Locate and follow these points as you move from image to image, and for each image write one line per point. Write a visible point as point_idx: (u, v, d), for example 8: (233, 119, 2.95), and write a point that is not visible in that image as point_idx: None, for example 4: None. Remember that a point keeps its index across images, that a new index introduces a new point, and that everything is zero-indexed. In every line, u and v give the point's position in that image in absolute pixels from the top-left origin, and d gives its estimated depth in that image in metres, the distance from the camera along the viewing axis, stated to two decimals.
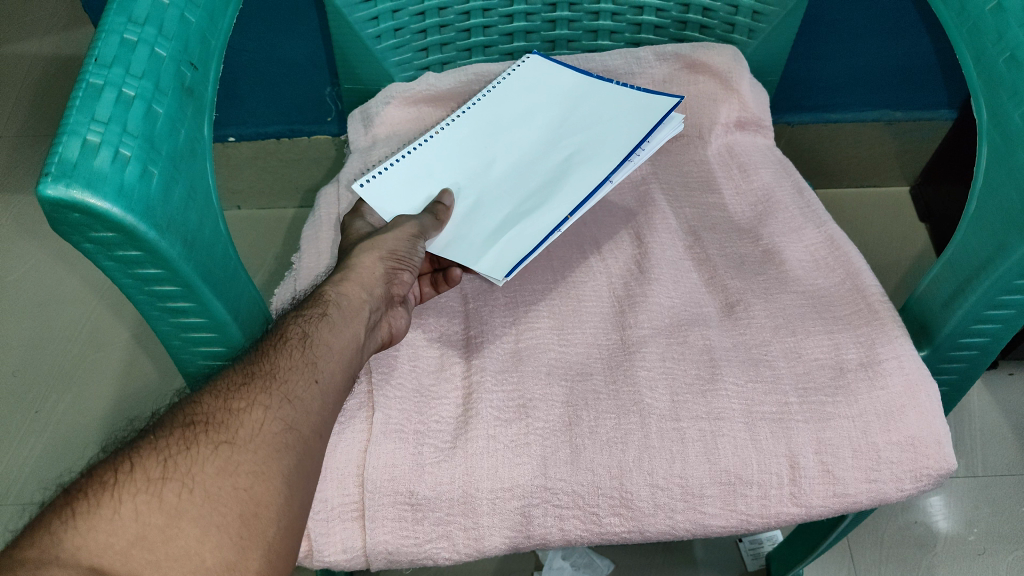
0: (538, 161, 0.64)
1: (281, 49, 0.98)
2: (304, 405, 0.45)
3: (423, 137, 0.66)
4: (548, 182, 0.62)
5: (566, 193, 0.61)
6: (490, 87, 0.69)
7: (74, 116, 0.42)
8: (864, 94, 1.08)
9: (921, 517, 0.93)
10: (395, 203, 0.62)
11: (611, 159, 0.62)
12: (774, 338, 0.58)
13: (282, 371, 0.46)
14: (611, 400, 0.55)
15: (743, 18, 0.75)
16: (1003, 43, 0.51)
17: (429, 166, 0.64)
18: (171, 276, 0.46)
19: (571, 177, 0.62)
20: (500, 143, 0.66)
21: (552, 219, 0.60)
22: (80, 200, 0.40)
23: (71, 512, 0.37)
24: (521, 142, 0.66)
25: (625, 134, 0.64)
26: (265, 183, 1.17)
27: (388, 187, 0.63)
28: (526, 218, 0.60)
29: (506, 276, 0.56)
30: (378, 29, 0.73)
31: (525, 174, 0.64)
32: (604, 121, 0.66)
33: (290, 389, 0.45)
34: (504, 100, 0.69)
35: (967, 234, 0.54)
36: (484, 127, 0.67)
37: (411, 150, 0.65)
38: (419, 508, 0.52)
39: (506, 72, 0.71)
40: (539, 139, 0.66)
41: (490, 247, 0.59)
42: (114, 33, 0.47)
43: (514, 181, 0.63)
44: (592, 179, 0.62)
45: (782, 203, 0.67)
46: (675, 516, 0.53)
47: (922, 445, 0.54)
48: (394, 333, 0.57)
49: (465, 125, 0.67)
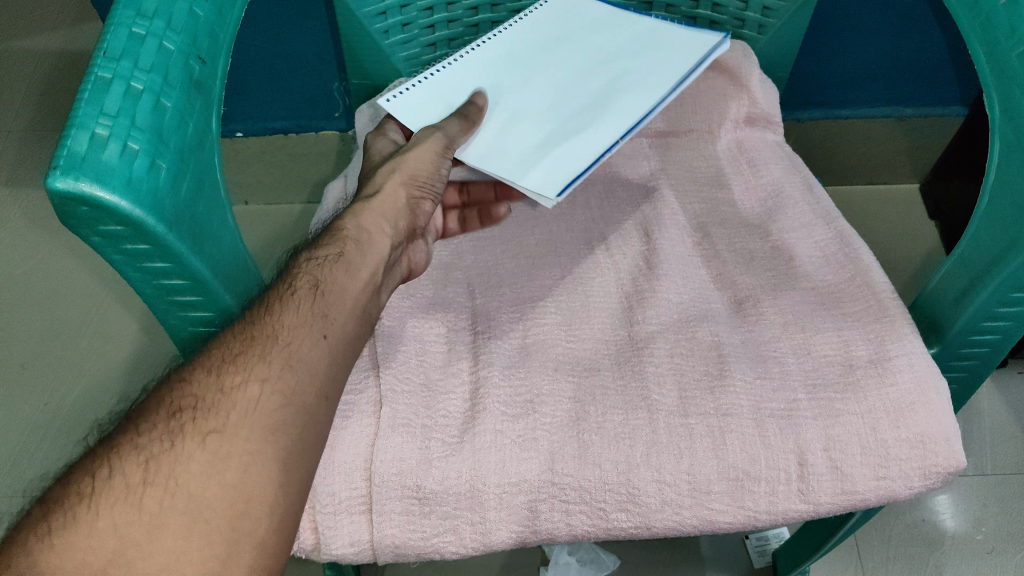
0: (575, 87, 0.63)
1: (290, 44, 0.98)
2: (308, 368, 0.45)
3: (451, 59, 0.65)
4: (588, 106, 0.61)
5: (610, 114, 0.59)
6: (519, 20, 0.68)
7: (83, 110, 0.42)
8: (875, 91, 1.07)
9: (928, 514, 0.93)
10: (424, 116, 0.60)
11: (656, 81, 0.61)
12: (783, 334, 0.58)
13: (289, 324, 0.45)
14: (618, 396, 0.55)
15: (753, 14, 0.75)
16: (1017, 37, 0.50)
17: (455, 84, 0.63)
18: (180, 269, 0.46)
19: (616, 98, 0.60)
20: (534, 69, 0.64)
21: (599, 138, 0.57)
22: (90, 193, 0.40)
23: (46, 529, 0.36)
24: (554, 64, 0.64)
25: (668, 63, 0.62)
26: (274, 178, 1.17)
27: (416, 103, 0.61)
28: (569, 140, 0.58)
29: (558, 194, 0.54)
30: (387, 23, 0.73)
31: (564, 99, 0.62)
32: (641, 52, 0.65)
33: (299, 347, 0.45)
34: (535, 34, 0.67)
35: (978, 229, 0.54)
36: (515, 55, 0.65)
37: (439, 68, 0.64)
38: (426, 502, 0.52)
39: (535, 6, 0.69)
40: (575, 66, 0.64)
41: (536, 165, 0.56)
42: (123, 26, 0.47)
43: (550, 105, 0.61)
44: (637, 99, 0.60)
45: (791, 198, 0.67)
46: (682, 511, 0.53)
47: (932, 442, 0.53)
48: (413, 268, 0.59)
49: (496, 53, 0.66)
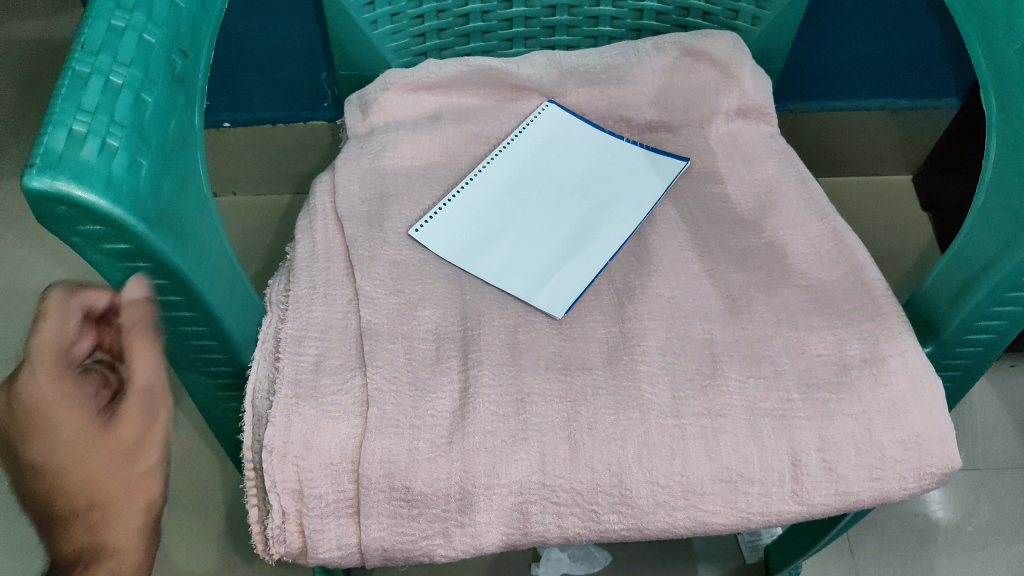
0: (575, 199, 0.67)
1: (276, 34, 0.96)
2: (156, 398, 0.42)
3: (465, 179, 0.68)
4: (586, 222, 0.66)
5: (603, 239, 0.64)
6: (520, 129, 0.71)
7: (60, 106, 0.41)
8: (869, 82, 1.06)
9: (919, 508, 0.93)
10: (451, 242, 0.64)
11: (638, 214, 0.66)
12: (776, 333, 0.58)
13: (130, 356, 0.41)
14: (610, 396, 0.54)
15: (747, 5, 0.74)
16: (1014, 33, 0.50)
17: (471, 207, 0.66)
18: (162, 271, 0.45)
19: (603, 231, 0.65)
20: (539, 181, 0.69)
21: (595, 263, 0.63)
22: (68, 193, 0.38)
23: None
24: (556, 191, 0.68)
25: (645, 197, 0.67)
26: (263, 170, 1.15)
27: (443, 231, 0.64)
28: (572, 258, 0.63)
29: (565, 311, 0.59)
30: (375, 14, 0.71)
31: (564, 208, 0.67)
32: (626, 166, 0.70)
33: (143, 386, 0.41)
34: (535, 143, 0.71)
35: (974, 229, 0.53)
36: (520, 168, 0.69)
37: (456, 193, 0.67)
38: (414, 504, 0.52)
39: (528, 120, 0.72)
40: (569, 186, 0.68)
41: (545, 283, 0.61)
42: (101, 18, 0.45)
43: (555, 216, 0.66)
44: (622, 233, 0.65)
45: (785, 194, 0.66)
46: (675, 513, 0.52)
47: (926, 443, 0.53)
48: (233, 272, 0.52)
49: (505, 165, 0.69)
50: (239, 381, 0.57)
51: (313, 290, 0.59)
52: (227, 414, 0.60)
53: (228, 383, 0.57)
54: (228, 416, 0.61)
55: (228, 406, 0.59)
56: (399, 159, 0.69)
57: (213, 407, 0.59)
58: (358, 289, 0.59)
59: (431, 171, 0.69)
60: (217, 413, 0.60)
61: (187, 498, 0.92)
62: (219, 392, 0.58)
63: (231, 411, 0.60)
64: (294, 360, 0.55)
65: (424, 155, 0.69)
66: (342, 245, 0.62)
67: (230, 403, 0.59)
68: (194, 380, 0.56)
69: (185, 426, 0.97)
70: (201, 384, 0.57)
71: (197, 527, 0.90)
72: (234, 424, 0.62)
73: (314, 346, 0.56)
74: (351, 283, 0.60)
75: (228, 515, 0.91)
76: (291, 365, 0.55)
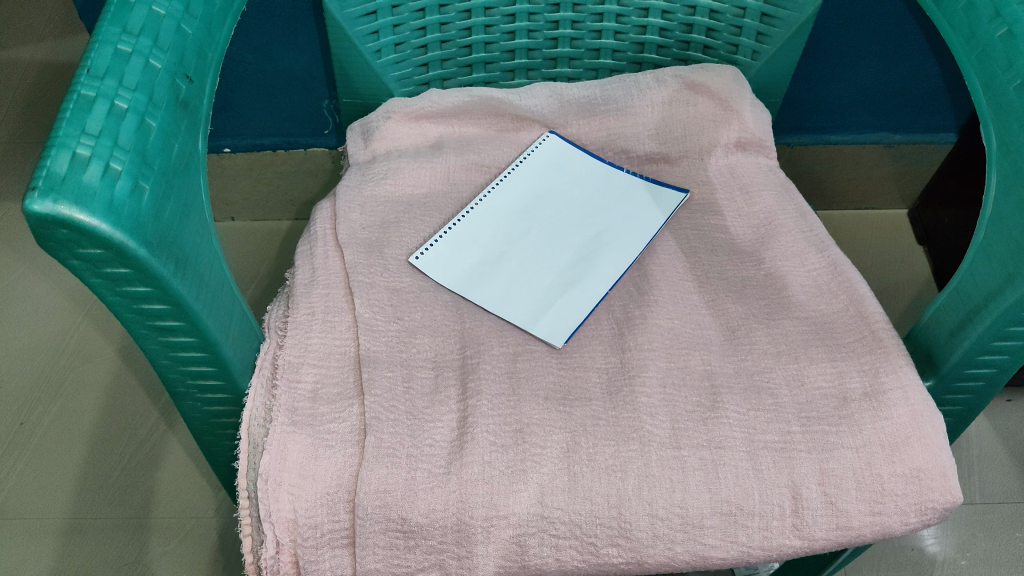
0: (571, 231, 0.67)
1: (280, 61, 0.97)
2: None
3: (466, 208, 0.68)
4: (583, 254, 0.66)
5: (602, 271, 0.64)
6: (518, 161, 0.72)
7: (64, 129, 0.41)
8: (865, 117, 1.07)
9: (916, 543, 0.92)
10: (451, 270, 0.64)
11: (635, 246, 0.66)
12: (776, 365, 0.58)
13: None
14: (610, 427, 0.54)
15: (747, 39, 0.75)
16: (1014, 71, 0.52)
17: (472, 234, 0.67)
18: (161, 295, 0.45)
19: (602, 261, 0.65)
20: (537, 213, 0.69)
21: (594, 293, 0.63)
22: (69, 216, 0.38)
23: None
24: (556, 221, 0.68)
25: (641, 229, 0.67)
26: (261, 195, 1.15)
27: (443, 258, 0.64)
28: (571, 289, 0.63)
29: (565, 341, 0.59)
30: (379, 43, 0.73)
31: (561, 240, 0.67)
32: (621, 200, 0.70)
33: None
34: (532, 176, 0.71)
35: (974, 263, 0.53)
36: (517, 201, 0.69)
37: (456, 221, 0.67)
38: (411, 536, 0.51)
39: (527, 151, 0.72)
40: (568, 215, 0.69)
41: (546, 312, 0.61)
42: (107, 43, 0.46)
43: (553, 248, 0.66)
44: (619, 264, 0.65)
45: (784, 226, 0.66)
46: (674, 547, 0.51)
47: (927, 477, 0.53)
48: None
49: (502, 198, 0.69)
50: (235, 408, 0.56)
51: (311, 316, 0.59)
52: (222, 441, 0.60)
53: (224, 410, 0.56)
54: (223, 443, 0.60)
55: (223, 433, 0.59)
56: (400, 186, 0.69)
57: (208, 433, 0.59)
58: (357, 316, 0.59)
59: (431, 198, 0.69)
60: (211, 440, 0.60)
61: (180, 526, 0.90)
62: (215, 419, 0.57)
63: (226, 438, 0.59)
64: (291, 388, 0.55)
65: (424, 183, 0.69)
66: (340, 272, 0.62)
67: (225, 430, 0.58)
68: (190, 407, 0.56)
69: (181, 452, 0.96)
70: (197, 410, 0.56)
71: (187, 556, 0.88)
72: (228, 452, 0.61)
73: (311, 374, 0.56)
74: (350, 310, 0.59)
75: (219, 543, 0.89)
76: (288, 394, 0.54)
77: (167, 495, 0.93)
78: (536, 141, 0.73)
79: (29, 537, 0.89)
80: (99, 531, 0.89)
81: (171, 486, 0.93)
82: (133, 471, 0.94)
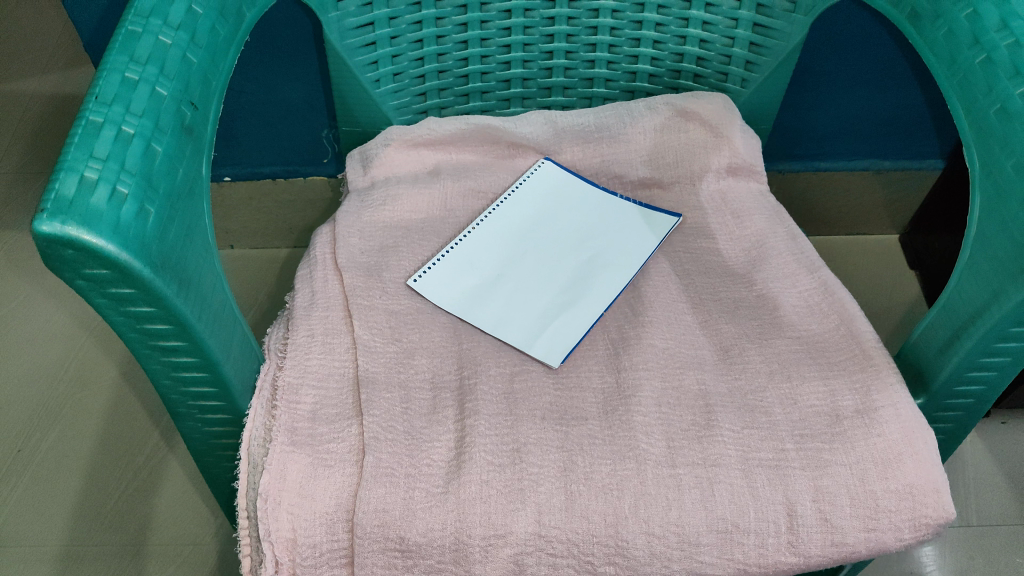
0: (565, 255, 0.69)
1: (282, 91, 0.99)
2: None
3: (463, 232, 0.69)
4: (577, 277, 0.67)
5: (596, 294, 0.65)
6: (513, 188, 0.73)
7: (72, 154, 0.42)
8: (853, 144, 1.10)
9: (915, 567, 0.91)
10: (449, 292, 0.65)
11: (628, 269, 0.67)
12: (770, 384, 0.58)
13: None
14: (607, 446, 0.54)
15: (736, 68, 0.77)
16: (993, 95, 0.54)
17: (470, 258, 0.68)
18: (164, 315, 0.45)
19: (595, 283, 0.66)
20: (533, 237, 0.70)
21: (588, 315, 0.64)
22: (75, 237, 0.39)
23: None
24: (552, 245, 0.69)
25: (634, 252, 0.68)
26: (261, 224, 1.17)
27: (441, 280, 0.65)
28: (567, 311, 0.64)
29: (561, 362, 0.60)
30: (378, 73, 0.74)
31: (555, 264, 0.68)
32: (615, 225, 0.71)
33: None
34: (527, 202, 0.72)
35: (960, 281, 0.54)
36: (512, 225, 0.70)
37: (453, 245, 0.68)
38: (409, 555, 0.51)
39: (522, 177, 0.74)
40: (563, 238, 0.70)
41: (542, 333, 0.62)
42: (115, 71, 0.47)
43: (548, 271, 0.67)
44: (613, 286, 0.66)
45: (775, 249, 0.68)
46: (671, 564, 0.52)
47: (921, 493, 0.53)
48: None
49: (498, 223, 0.70)
50: (235, 429, 0.57)
51: (310, 338, 0.60)
52: (222, 462, 0.60)
53: (224, 431, 0.57)
54: (223, 465, 0.60)
55: (224, 454, 0.59)
56: (398, 212, 0.70)
57: (208, 454, 0.59)
58: (356, 338, 0.59)
59: (429, 222, 0.70)
60: (211, 461, 0.60)
61: (177, 552, 0.90)
62: (216, 440, 0.58)
63: (226, 459, 0.60)
64: (290, 409, 0.55)
65: (422, 208, 0.71)
66: (340, 295, 0.63)
67: (224, 451, 0.59)
68: (190, 428, 0.56)
69: (179, 478, 0.96)
70: (198, 431, 0.57)
71: None
72: (228, 473, 0.62)
73: (311, 395, 0.57)
74: (349, 332, 0.60)
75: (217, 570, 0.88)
76: (287, 414, 0.55)
77: (164, 521, 0.92)
78: (530, 168, 0.75)
79: (25, 565, 0.88)
80: (96, 558, 0.88)
81: (169, 512, 0.93)
82: (130, 498, 0.94)
